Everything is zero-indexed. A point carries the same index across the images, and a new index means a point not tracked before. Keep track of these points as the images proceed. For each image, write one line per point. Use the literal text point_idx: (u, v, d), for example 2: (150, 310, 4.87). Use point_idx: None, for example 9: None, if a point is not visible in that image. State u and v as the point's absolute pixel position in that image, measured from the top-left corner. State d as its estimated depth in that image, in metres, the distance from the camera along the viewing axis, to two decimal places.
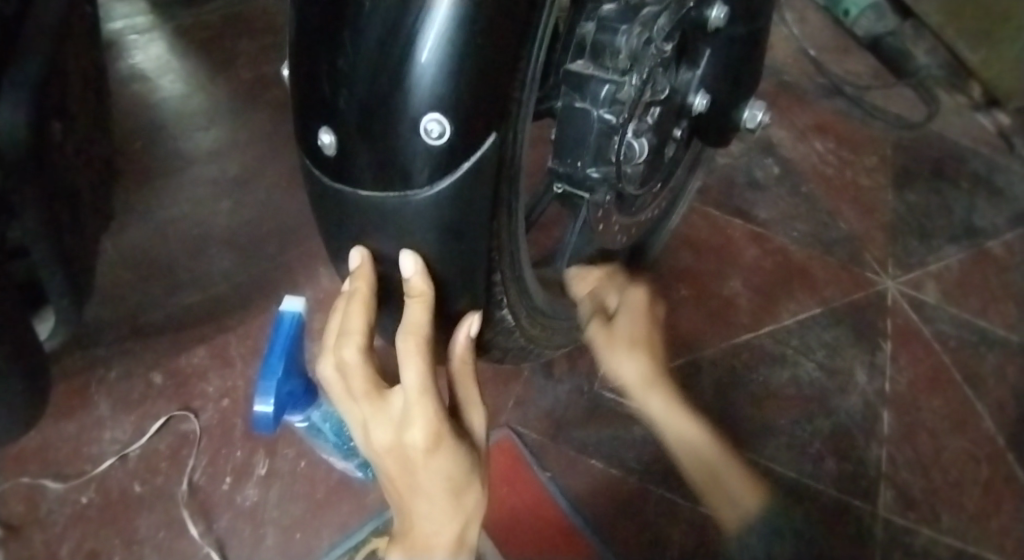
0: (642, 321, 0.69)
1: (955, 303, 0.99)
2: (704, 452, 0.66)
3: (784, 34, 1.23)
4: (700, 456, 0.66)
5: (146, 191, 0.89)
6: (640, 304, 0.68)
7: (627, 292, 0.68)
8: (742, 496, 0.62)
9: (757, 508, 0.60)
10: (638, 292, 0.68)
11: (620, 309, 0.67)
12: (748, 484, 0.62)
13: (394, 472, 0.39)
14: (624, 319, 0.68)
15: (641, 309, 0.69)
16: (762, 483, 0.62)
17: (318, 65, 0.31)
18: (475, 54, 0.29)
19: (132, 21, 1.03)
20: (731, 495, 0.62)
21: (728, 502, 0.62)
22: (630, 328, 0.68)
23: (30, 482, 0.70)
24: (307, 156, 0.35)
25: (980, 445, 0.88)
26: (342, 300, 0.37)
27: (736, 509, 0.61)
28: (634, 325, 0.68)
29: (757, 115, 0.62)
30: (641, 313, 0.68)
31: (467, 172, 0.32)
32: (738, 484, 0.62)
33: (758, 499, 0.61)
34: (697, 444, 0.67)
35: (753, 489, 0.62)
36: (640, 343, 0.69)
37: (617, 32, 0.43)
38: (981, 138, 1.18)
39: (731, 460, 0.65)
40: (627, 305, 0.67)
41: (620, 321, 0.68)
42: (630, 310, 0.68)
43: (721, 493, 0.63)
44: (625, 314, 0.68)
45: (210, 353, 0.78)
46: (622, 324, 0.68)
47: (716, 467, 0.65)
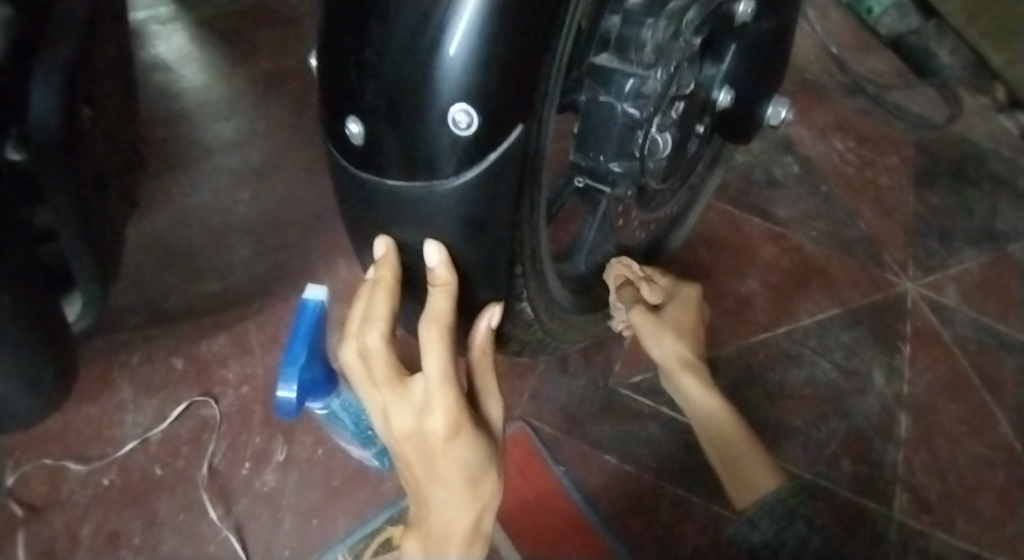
0: (695, 319, 0.68)
1: (975, 306, 0.98)
2: (743, 450, 0.61)
3: (807, 31, 1.21)
4: (734, 453, 0.61)
5: (168, 180, 0.90)
6: (691, 303, 0.68)
7: (674, 288, 0.68)
8: (759, 476, 0.58)
9: (775, 487, 0.57)
10: (691, 289, 0.68)
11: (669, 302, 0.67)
12: (765, 464, 0.59)
13: (413, 459, 0.39)
14: (675, 307, 0.67)
15: (693, 308, 0.68)
16: (778, 465, 0.59)
17: (348, 54, 0.32)
18: (504, 46, 0.29)
19: (155, 11, 1.04)
20: (745, 468, 0.60)
21: (745, 478, 0.59)
22: (678, 319, 0.66)
23: (54, 464, 0.71)
24: (334, 144, 0.35)
25: (997, 450, 0.88)
26: (365, 288, 0.38)
27: (756, 489, 0.58)
28: (685, 317, 0.67)
29: (780, 112, 0.62)
30: (692, 308, 0.67)
31: (493, 164, 0.33)
32: (754, 459, 0.60)
33: (776, 481, 0.58)
34: (721, 427, 0.63)
35: (767, 468, 0.59)
36: (685, 332, 0.66)
37: (642, 26, 0.43)
38: (1005, 140, 1.17)
39: (754, 444, 0.61)
40: (676, 298, 0.67)
41: (668, 309, 0.66)
42: (682, 301, 0.67)
43: (741, 478, 0.60)
44: (676, 307, 0.67)
45: (230, 341, 0.80)
46: (671, 312, 0.66)
47: (744, 458, 0.60)
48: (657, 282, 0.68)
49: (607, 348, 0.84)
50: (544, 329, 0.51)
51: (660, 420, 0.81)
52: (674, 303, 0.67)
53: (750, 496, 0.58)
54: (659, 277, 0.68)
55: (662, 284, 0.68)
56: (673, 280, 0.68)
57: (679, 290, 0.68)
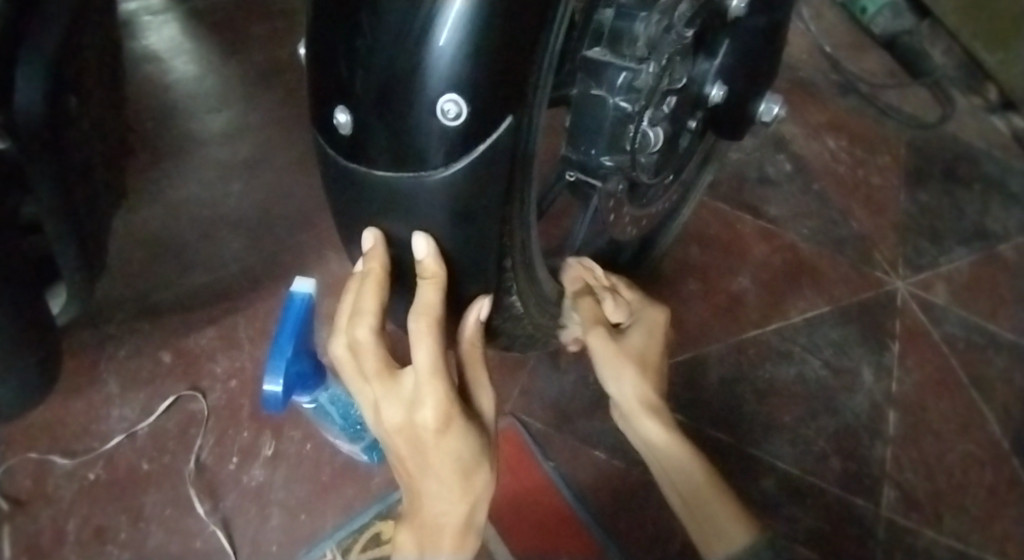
0: (659, 350, 0.57)
1: (964, 305, 0.99)
2: (708, 501, 0.48)
3: (800, 30, 1.22)
4: (703, 507, 0.48)
5: (157, 172, 0.89)
6: (657, 330, 0.58)
7: (638, 307, 0.59)
8: (729, 526, 0.47)
9: (751, 541, 0.45)
10: (658, 311, 0.59)
11: (637, 324, 0.58)
12: (732, 509, 0.47)
13: (405, 453, 0.39)
14: (639, 332, 0.57)
15: (658, 337, 0.58)
16: (752, 515, 0.47)
17: (337, 43, 0.31)
18: (494, 35, 0.29)
19: (145, 2, 1.02)
20: (715, 522, 0.47)
21: (714, 533, 0.47)
22: (641, 346, 0.56)
23: (38, 458, 0.71)
24: (322, 135, 0.35)
25: (985, 448, 0.88)
26: (355, 281, 0.37)
27: (725, 543, 0.46)
28: (651, 343, 0.57)
29: (772, 108, 0.62)
30: (657, 335, 0.58)
31: (483, 155, 0.32)
32: (719, 506, 0.48)
33: (750, 534, 0.46)
34: (687, 473, 0.50)
35: (738, 519, 0.47)
36: (647, 362, 0.56)
37: (635, 19, 0.43)
38: (996, 140, 1.17)
39: (721, 490, 0.49)
40: (641, 321, 0.58)
41: (630, 334, 0.57)
42: (645, 326, 0.58)
43: (708, 529, 0.48)
44: (642, 332, 0.57)
45: (219, 335, 0.79)
46: (634, 338, 0.56)
47: (711, 511, 0.48)
48: (621, 298, 0.59)
49: None
50: (534, 324, 0.50)
51: None
52: (640, 326, 0.58)
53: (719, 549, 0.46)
54: (623, 292, 0.60)
55: (626, 302, 0.59)
56: (638, 299, 0.60)
57: (643, 308, 0.59)
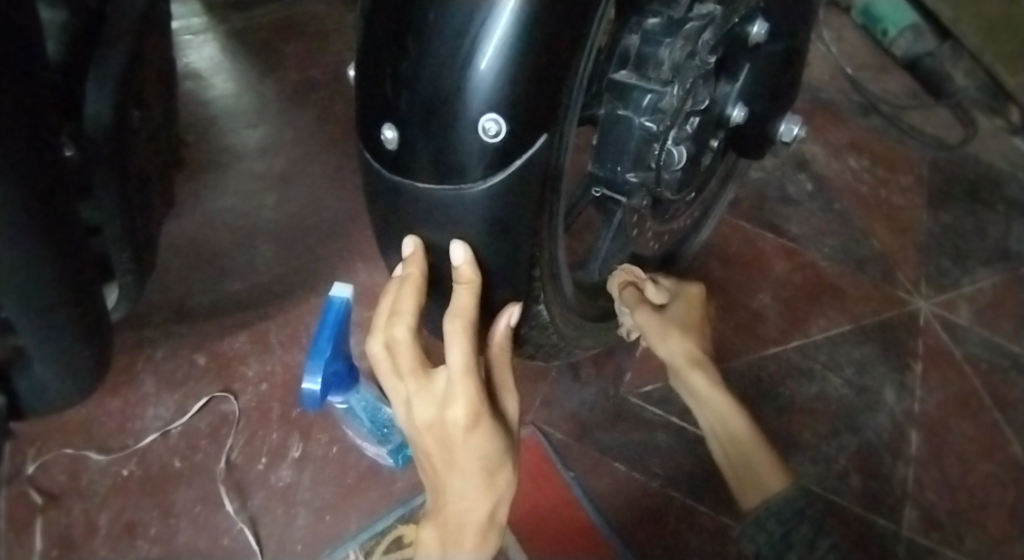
0: (702, 320, 0.65)
1: (988, 326, 0.98)
2: (754, 459, 0.57)
3: (822, 51, 1.23)
4: (746, 462, 0.57)
5: (197, 183, 0.93)
6: (695, 302, 0.65)
7: (676, 286, 0.66)
8: (768, 478, 0.55)
9: (783, 488, 0.53)
10: (695, 288, 0.66)
11: (678, 300, 0.65)
12: (775, 467, 0.55)
13: (433, 449, 0.41)
14: (679, 306, 0.64)
15: (698, 307, 0.65)
16: (789, 471, 0.55)
17: (385, 64, 0.34)
18: (533, 60, 0.31)
19: (187, 22, 1.07)
20: (755, 477, 0.56)
21: (753, 483, 0.56)
22: (684, 318, 0.64)
23: (75, 454, 0.73)
24: (367, 148, 0.37)
25: (1008, 469, 0.88)
26: (393, 285, 0.40)
27: (761, 491, 0.55)
28: (691, 315, 0.65)
29: (793, 129, 0.64)
30: (696, 307, 0.65)
31: (517, 170, 0.34)
32: (765, 465, 0.56)
33: (784, 483, 0.54)
34: (732, 432, 0.60)
35: (776, 472, 0.55)
36: (690, 331, 0.63)
37: (661, 44, 0.45)
38: (1020, 162, 1.17)
39: (766, 451, 0.57)
40: (681, 299, 0.65)
41: (673, 309, 0.64)
42: (685, 300, 0.65)
43: (749, 479, 0.56)
44: (684, 306, 0.65)
45: (251, 339, 0.82)
46: (676, 311, 0.64)
47: (754, 467, 0.56)
48: (660, 282, 0.65)
49: (618, 357, 0.86)
50: (558, 333, 0.52)
51: (670, 429, 0.82)
52: (681, 301, 0.65)
53: (756, 494, 0.55)
54: (661, 279, 0.66)
55: (664, 284, 0.66)
56: (676, 280, 0.66)
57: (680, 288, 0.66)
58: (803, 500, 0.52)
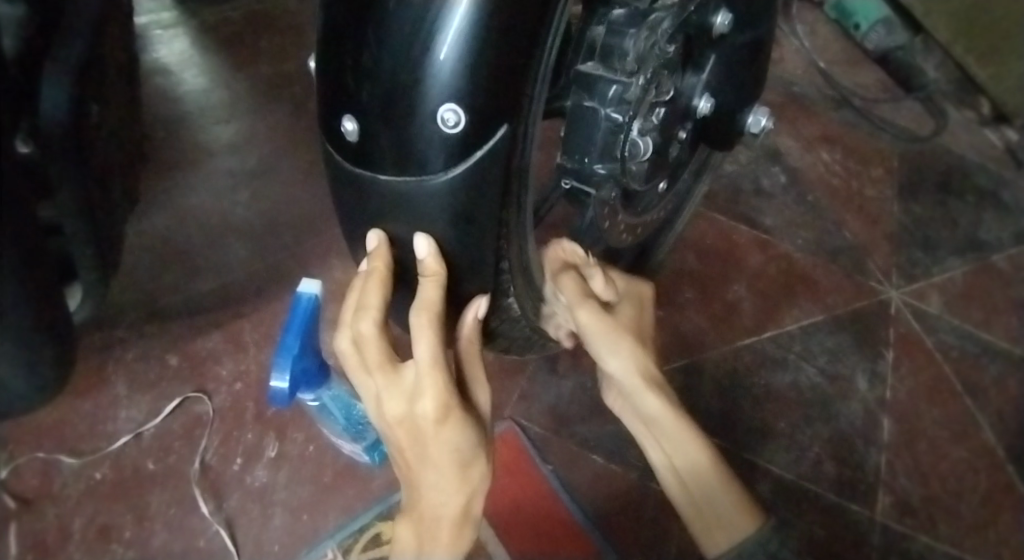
0: (646, 327, 0.61)
1: (957, 314, 1.00)
2: (716, 493, 0.51)
3: (795, 46, 1.24)
4: (708, 498, 0.51)
5: (168, 181, 0.91)
6: (640, 307, 0.62)
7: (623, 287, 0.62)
8: (732, 515, 0.49)
9: (755, 531, 0.48)
10: (646, 286, 0.64)
11: (625, 304, 0.60)
12: (738, 502, 0.50)
13: (404, 444, 0.41)
14: (627, 307, 0.60)
15: (642, 313, 0.62)
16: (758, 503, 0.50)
17: (345, 56, 0.33)
18: (492, 50, 0.31)
19: (157, 16, 1.05)
20: (720, 515, 0.50)
21: (716, 520, 0.50)
22: (632, 325, 0.59)
23: (46, 457, 0.72)
24: (330, 141, 0.37)
25: (979, 454, 0.90)
26: (359, 280, 0.39)
27: (730, 531, 0.49)
28: (638, 321, 0.60)
29: (760, 120, 0.64)
30: (642, 313, 0.61)
31: (480, 161, 0.34)
32: (726, 499, 0.50)
33: (755, 523, 0.49)
34: (689, 458, 0.53)
35: (742, 506, 0.49)
36: (638, 338, 0.58)
37: (625, 36, 0.45)
38: (989, 153, 1.19)
39: (729, 482, 0.51)
40: (625, 301, 0.61)
41: (620, 310, 0.59)
42: (631, 303, 0.61)
43: (709, 512, 0.51)
44: (630, 310, 0.60)
45: (225, 338, 0.81)
46: (625, 312, 0.59)
47: (715, 500, 0.51)
48: (609, 280, 0.60)
49: None
50: (531, 326, 0.52)
51: None
52: (629, 306, 0.60)
53: (721, 531, 0.49)
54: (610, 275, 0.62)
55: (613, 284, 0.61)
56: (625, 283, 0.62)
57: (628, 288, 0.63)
58: (772, 536, 0.48)
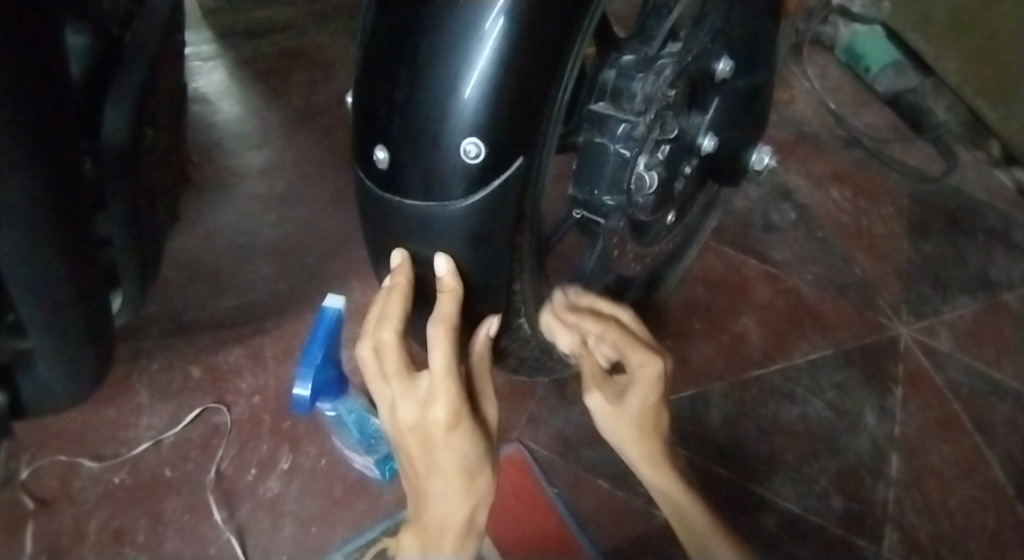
0: (651, 342, 0.53)
1: (967, 351, 1.01)
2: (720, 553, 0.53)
3: (805, 87, 1.28)
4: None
5: (201, 202, 0.96)
6: (633, 334, 0.53)
7: (608, 331, 0.52)
8: None
9: None
10: (653, 369, 0.51)
11: (623, 353, 0.52)
12: None
13: (416, 451, 0.43)
14: (635, 396, 0.52)
15: (638, 331, 0.55)
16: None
17: (379, 93, 0.37)
18: (511, 89, 0.35)
19: (198, 48, 1.11)
20: None
21: None
22: (638, 377, 0.51)
23: (67, 460, 0.75)
24: (362, 168, 0.40)
25: (989, 493, 0.89)
26: (381, 294, 0.42)
27: None
28: (639, 363, 0.51)
29: (764, 158, 0.67)
30: (636, 346, 0.52)
31: (497, 188, 0.37)
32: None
33: None
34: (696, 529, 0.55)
35: None
36: (646, 387, 0.51)
37: (634, 78, 0.49)
38: (1001, 194, 1.21)
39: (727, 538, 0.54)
40: (621, 347, 0.52)
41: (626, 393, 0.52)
42: (640, 385, 0.51)
43: None
44: (630, 362, 0.52)
45: (245, 352, 0.84)
46: (631, 402, 0.52)
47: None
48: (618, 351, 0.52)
49: None
50: (541, 347, 0.54)
51: None
52: (628, 354, 0.52)
53: None
54: (621, 345, 0.52)
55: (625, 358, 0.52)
56: (604, 326, 0.52)
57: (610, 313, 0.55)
58: None
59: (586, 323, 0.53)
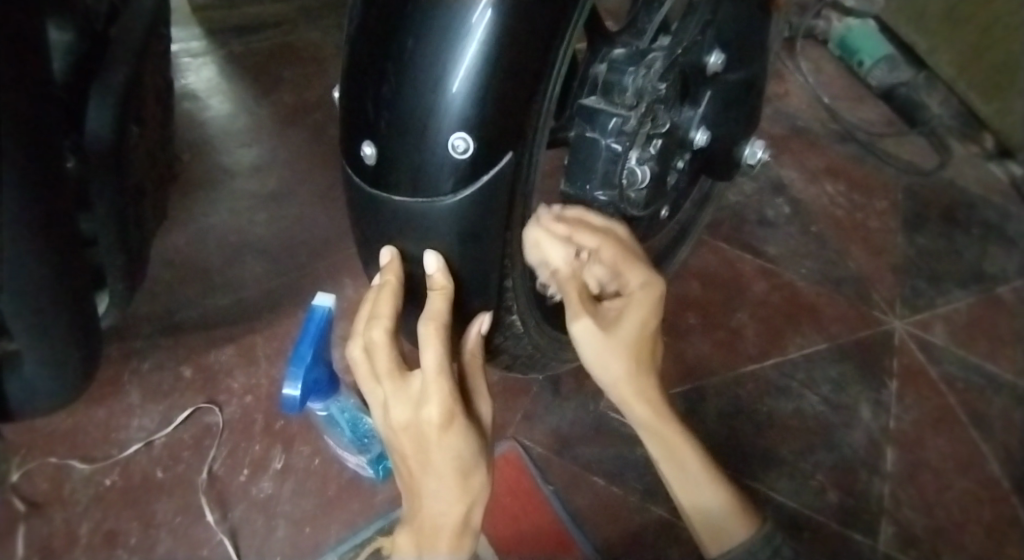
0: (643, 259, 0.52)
1: (962, 345, 1.01)
2: (706, 490, 0.55)
3: (800, 81, 1.28)
4: (705, 510, 0.55)
5: (191, 200, 0.95)
6: (629, 251, 0.51)
7: (605, 247, 0.48)
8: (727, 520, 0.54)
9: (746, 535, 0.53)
10: (654, 292, 0.51)
11: (621, 273, 0.50)
12: (732, 505, 0.54)
13: (409, 451, 0.42)
14: (632, 318, 0.52)
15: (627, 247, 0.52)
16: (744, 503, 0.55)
17: (365, 88, 0.36)
18: (499, 83, 0.34)
19: (187, 45, 1.10)
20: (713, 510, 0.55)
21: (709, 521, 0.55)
22: (635, 300, 0.52)
23: (58, 462, 0.74)
24: (349, 164, 0.39)
25: (984, 486, 0.90)
26: (371, 292, 0.42)
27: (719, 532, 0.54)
28: (637, 284, 0.51)
29: (757, 152, 0.67)
30: (634, 264, 0.50)
31: (486, 184, 0.37)
32: (721, 500, 0.55)
33: (745, 524, 0.54)
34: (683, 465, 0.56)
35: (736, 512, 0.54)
36: (641, 309, 0.52)
37: (624, 73, 0.48)
38: (995, 187, 1.21)
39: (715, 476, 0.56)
40: (617, 265, 0.50)
41: (621, 317, 0.52)
42: (637, 306, 0.52)
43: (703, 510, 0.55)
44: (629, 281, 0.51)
45: (237, 352, 0.83)
46: (627, 325, 0.52)
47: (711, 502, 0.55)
48: (616, 270, 0.50)
49: None
50: (533, 344, 0.54)
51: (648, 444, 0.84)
52: (627, 275, 0.51)
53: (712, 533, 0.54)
54: (621, 263, 0.50)
55: (623, 279, 0.51)
56: (603, 242, 0.48)
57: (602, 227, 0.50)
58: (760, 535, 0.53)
59: (581, 237, 0.47)
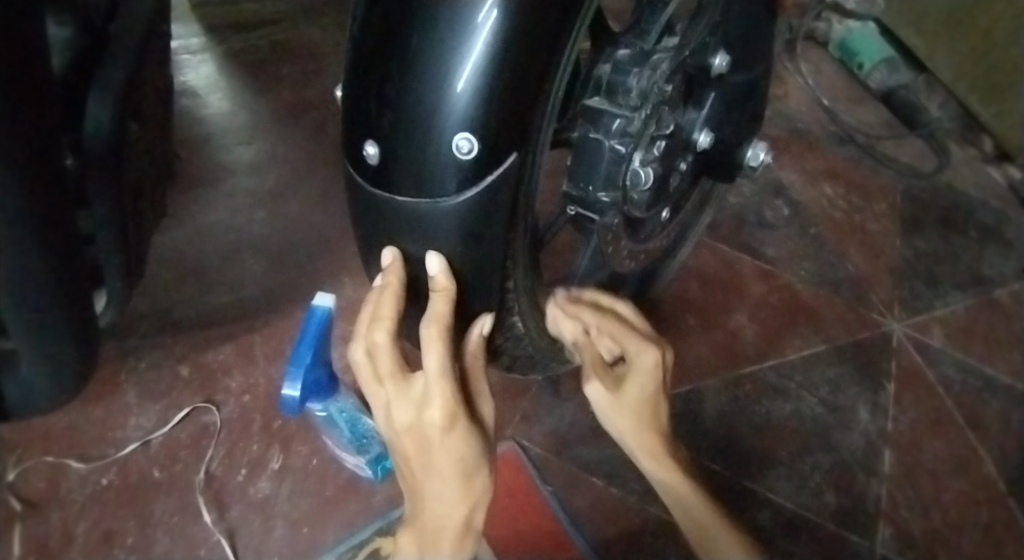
0: (649, 332, 0.55)
1: (960, 347, 1.01)
2: (712, 530, 0.54)
3: (800, 83, 1.27)
4: (716, 551, 0.53)
5: (189, 198, 0.94)
6: (632, 326, 0.55)
7: (604, 321, 0.54)
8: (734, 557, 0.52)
9: None
10: (652, 356, 0.53)
11: (622, 344, 0.54)
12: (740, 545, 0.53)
13: (411, 452, 0.42)
14: (635, 384, 0.53)
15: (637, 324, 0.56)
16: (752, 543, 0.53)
17: (368, 88, 0.36)
18: (504, 83, 0.34)
19: (185, 41, 1.09)
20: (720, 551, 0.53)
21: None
22: (637, 366, 0.53)
23: (54, 461, 0.73)
24: (352, 164, 0.39)
25: (981, 488, 0.90)
26: (373, 293, 0.42)
27: None
28: (636, 352, 0.53)
29: (759, 154, 0.67)
30: (633, 336, 0.54)
31: (490, 185, 0.37)
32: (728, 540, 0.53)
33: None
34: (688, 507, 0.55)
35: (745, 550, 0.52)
36: (643, 374, 0.53)
37: (629, 73, 0.48)
38: (992, 190, 1.21)
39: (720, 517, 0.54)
40: (618, 337, 0.54)
41: (626, 384, 0.54)
42: (638, 374, 0.53)
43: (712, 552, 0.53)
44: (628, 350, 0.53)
45: (235, 351, 0.83)
46: (629, 389, 0.53)
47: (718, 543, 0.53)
48: (617, 342, 0.54)
49: None
50: (534, 346, 0.54)
51: None
52: (627, 346, 0.53)
53: None
54: (620, 336, 0.54)
55: (624, 349, 0.54)
56: (601, 318, 0.54)
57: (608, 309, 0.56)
58: None
59: (584, 314, 0.54)
